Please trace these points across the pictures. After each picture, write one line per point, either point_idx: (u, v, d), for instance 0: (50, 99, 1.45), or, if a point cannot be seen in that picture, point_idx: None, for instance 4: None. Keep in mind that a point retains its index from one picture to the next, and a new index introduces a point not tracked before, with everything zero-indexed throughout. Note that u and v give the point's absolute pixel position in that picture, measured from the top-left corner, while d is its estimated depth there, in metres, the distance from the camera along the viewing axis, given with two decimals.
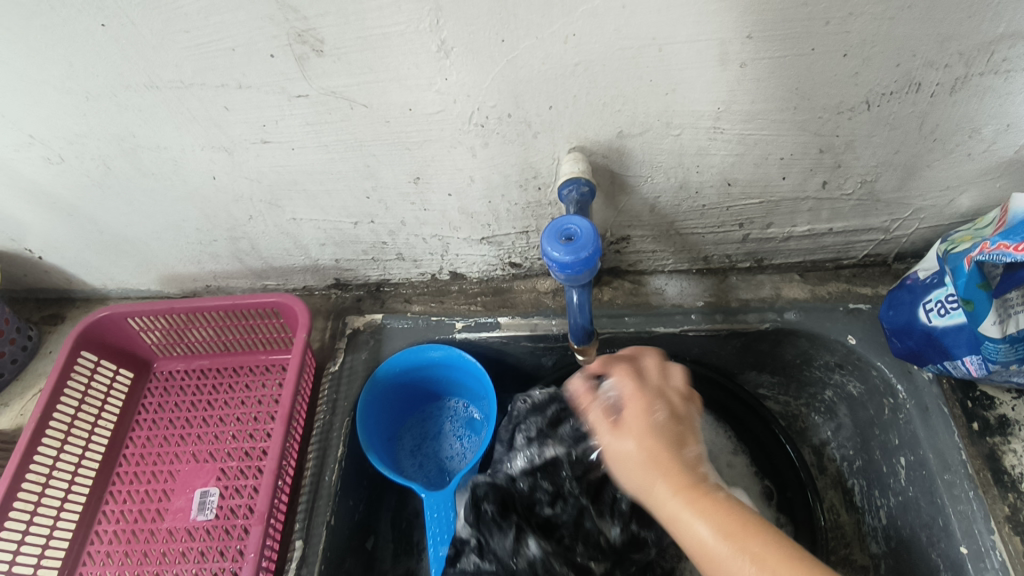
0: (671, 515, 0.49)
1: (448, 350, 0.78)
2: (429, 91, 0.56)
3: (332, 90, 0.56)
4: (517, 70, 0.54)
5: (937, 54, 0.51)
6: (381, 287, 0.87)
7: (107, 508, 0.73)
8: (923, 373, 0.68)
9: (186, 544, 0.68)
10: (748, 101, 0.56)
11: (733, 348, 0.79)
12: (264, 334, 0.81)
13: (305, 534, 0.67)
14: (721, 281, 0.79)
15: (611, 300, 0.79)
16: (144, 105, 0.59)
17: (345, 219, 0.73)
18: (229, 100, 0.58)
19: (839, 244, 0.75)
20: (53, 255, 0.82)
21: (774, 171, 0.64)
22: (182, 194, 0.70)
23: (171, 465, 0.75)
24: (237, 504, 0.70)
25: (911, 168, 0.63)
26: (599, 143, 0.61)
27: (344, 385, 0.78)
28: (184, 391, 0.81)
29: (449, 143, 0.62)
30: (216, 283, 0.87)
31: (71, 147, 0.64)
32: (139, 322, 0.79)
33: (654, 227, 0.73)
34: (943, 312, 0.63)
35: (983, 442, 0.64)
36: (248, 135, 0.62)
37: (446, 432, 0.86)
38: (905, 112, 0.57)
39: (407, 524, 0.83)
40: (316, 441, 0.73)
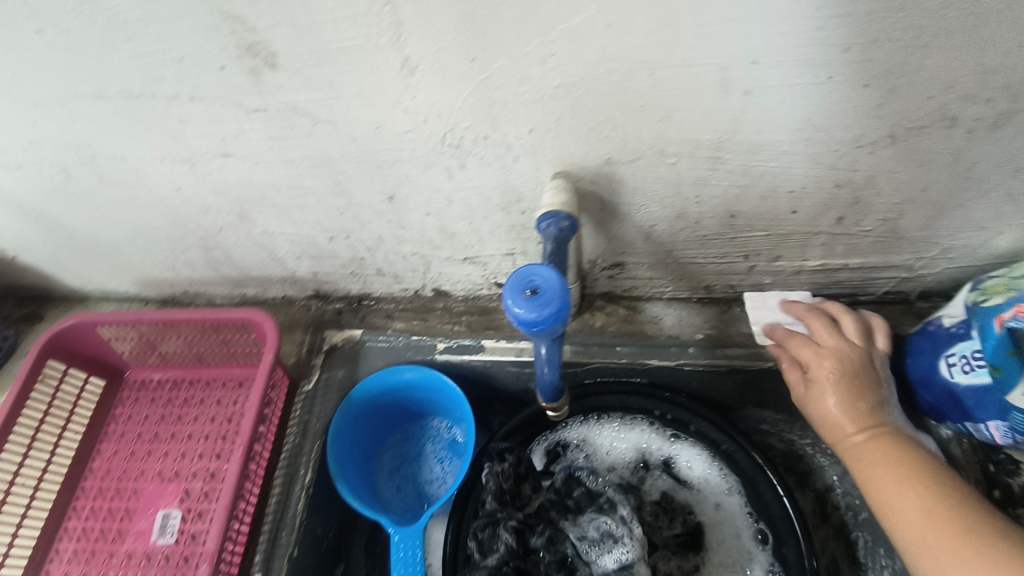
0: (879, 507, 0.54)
1: (423, 372, 0.74)
2: (397, 110, 0.51)
3: (291, 106, 0.51)
4: (491, 90, 0.48)
5: (977, 87, 0.44)
6: (362, 300, 0.82)
7: (70, 524, 0.71)
8: (941, 430, 0.62)
9: (144, 568, 0.66)
10: (754, 131, 0.49)
11: (733, 384, 0.73)
12: (237, 348, 0.77)
13: (264, 568, 0.64)
14: (724, 312, 0.73)
15: (603, 327, 0.73)
16: (97, 114, 0.55)
17: (320, 234, 0.69)
18: (183, 112, 0.53)
19: (856, 280, 0.68)
20: (28, 255, 0.80)
21: (783, 205, 0.57)
22: (148, 204, 0.66)
23: (135, 482, 0.72)
24: (198, 529, 0.67)
25: (941, 206, 0.56)
26: (586, 169, 0.55)
27: (317, 406, 0.74)
28: (156, 403, 0.78)
29: (423, 163, 0.56)
30: (194, 289, 0.84)
31: (28, 153, 0.61)
32: (109, 331, 0.75)
33: (650, 255, 0.67)
34: (967, 369, 0.56)
35: (1004, 514, 0.59)
36: (208, 147, 0.57)
37: (427, 454, 0.82)
38: (937, 148, 0.49)
39: (382, 549, 0.79)
40: (284, 466, 0.70)
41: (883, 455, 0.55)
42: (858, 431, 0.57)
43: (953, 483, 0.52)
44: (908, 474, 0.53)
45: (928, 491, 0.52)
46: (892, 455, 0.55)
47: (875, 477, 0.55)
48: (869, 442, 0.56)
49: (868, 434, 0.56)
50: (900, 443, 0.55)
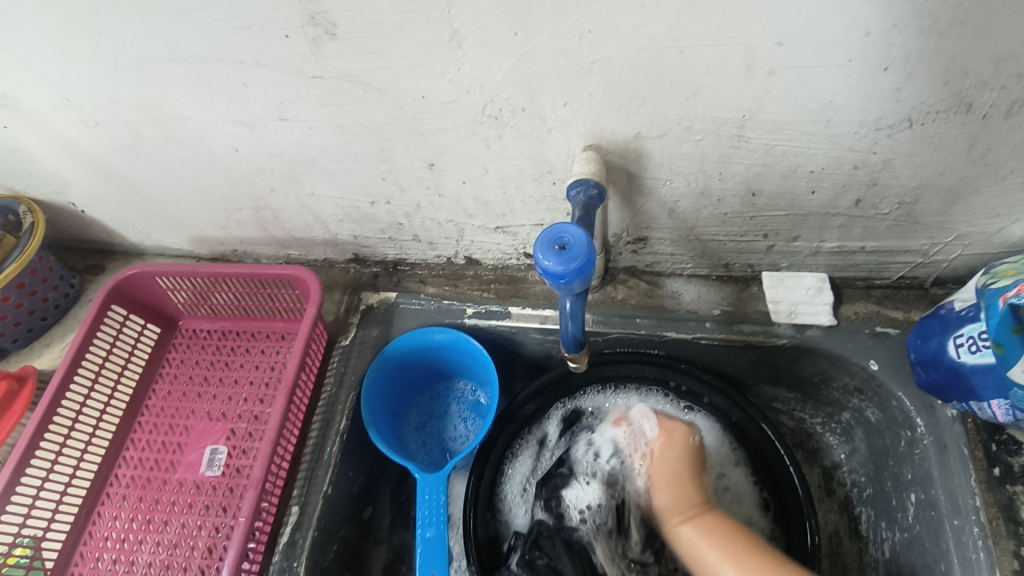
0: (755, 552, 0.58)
1: (454, 334, 0.79)
2: (442, 80, 0.55)
3: (346, 74, 0.56)
4: (530, 64, 0.52)
5: (991, 74, 0.46)
6: (398, 265, 0.87)
7: (127, 454, 0.77)
8: (946, 410, 0.65)
9: (194, 496, 0.73)
10: (776, 111, 0.52)
11: (748, 360, 0.77)
12: (281, 303, 0.82)
13: (302, 501, 0.70)
14: (742, 290, 0.75)
15: (625, 299, 0.77)
16: (169, 77, 0.60)
17: (363, 198, 0.74)
18: (248, 77, 0.58)
19: (873, 264, 0.70)
20: (94, 210, 0.86)
21: (802, 185, 0.60)
22: (208, 163, 0.72)
23: (186, 419, 0.79)
24: (242, 464, 0.74)
25: (956, 192, 0.58)
26: (615, 143, 0.58)
27: (353, 360, 0.80)
28: (205, 350, 0.85)
29: (463, 132, 0.60)
30: (242, 248, 0.90)
31: (104, 112, 0.66)
32: (167, 282, 0.82)
33: (672, 231, 0.70)
34: (974, 348, 0.59)
35: (1002, 490, 0.61)
36: (267, 111, 0.62)
37: (452, 413, 0.87)
38: (952, 133, 0.52)
39: (406, 497, 0.86)
40: (321, 413, 0.76)
41: (706, 531, 0.61)
42: (679, 516, 0.64)
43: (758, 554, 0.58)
44: (721, 542, 0.60)
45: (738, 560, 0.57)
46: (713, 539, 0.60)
47: (699, 546, 0.61)
48: (687, 530, 0.62)
49: (686, 520, 0.63)
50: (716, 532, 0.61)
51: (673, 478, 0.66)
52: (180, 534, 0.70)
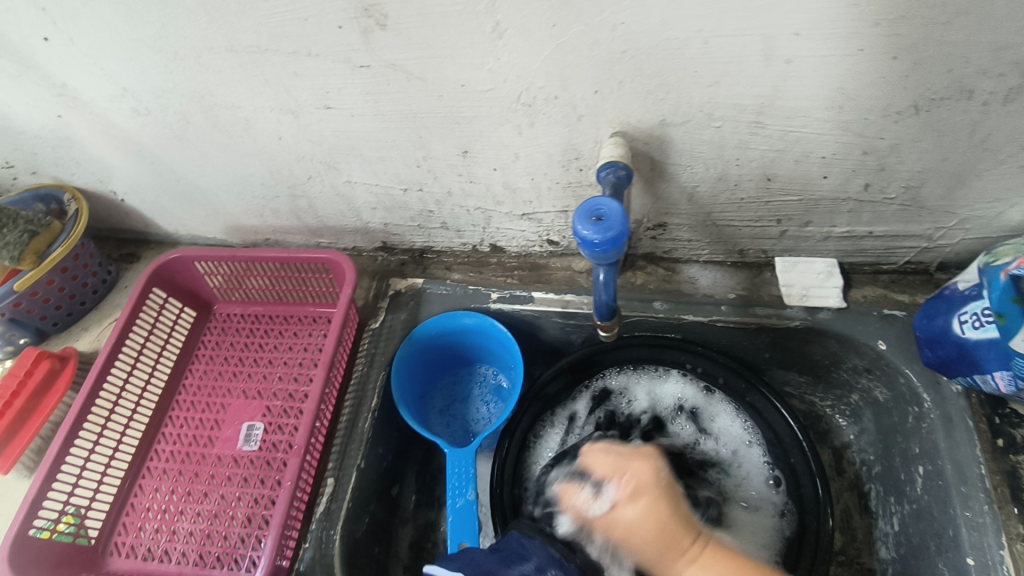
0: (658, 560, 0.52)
1: (481, 319, 0.82)
2: (482, 70, 0.59)
3: (391, 63, 0.60)
4: (566, 54, 0.56)
5: (991, 62, 0.50)
6: (425, 253, 0.91)
7: (166, 430, 0.81)
8: (952, 385, 0.68)
9: (232, 469, 0.76)
10: (792, 98, 0.56)
11: (761, 343, 0.80)
12: (314, 287, 0.86)
13: (337, 473, 0.73)
14: (755, 276, 0.79)
15: (643, 284, 0.81)
16: (224, 67, 0.64)
17: (396, 186, 0.78)
18: (299, 66, 0.62)
19: (880, 249, 0.74)
20: (134, 199, 0.90)
21: (815, 170, 0.64)
22: (250, 151, 0.76)
23: (223, 398, 0.82)
24: (279, 439, 0.77)
25: (959, 176, 0.62)
26: (641, 130, 0.63)
27: (383, 341, 0.83)
28: (239, 333, 0.88)
29: (498, 120, 0.65)
30: (274, 237, 0.94)
31: (157, 101, 0.70)
32: (205, 266, 0.86)
33: (690, 217, 0.74)
34: (977, 324, 0.62)
35: (1005, 459, 0.65)
36: (313, 100, 0.66)
37: (475, 396, 0.90)
38: (955, 119, 0.56)
39: (430, 478, 0.89)
40: (353, 390, 0.79)
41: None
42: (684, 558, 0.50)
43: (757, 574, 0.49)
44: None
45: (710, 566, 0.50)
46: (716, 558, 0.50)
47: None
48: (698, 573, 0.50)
49: (654, 503, 0.52)
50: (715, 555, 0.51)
51: (659, 526, 0.51)
52: (220, 505, 0.73)
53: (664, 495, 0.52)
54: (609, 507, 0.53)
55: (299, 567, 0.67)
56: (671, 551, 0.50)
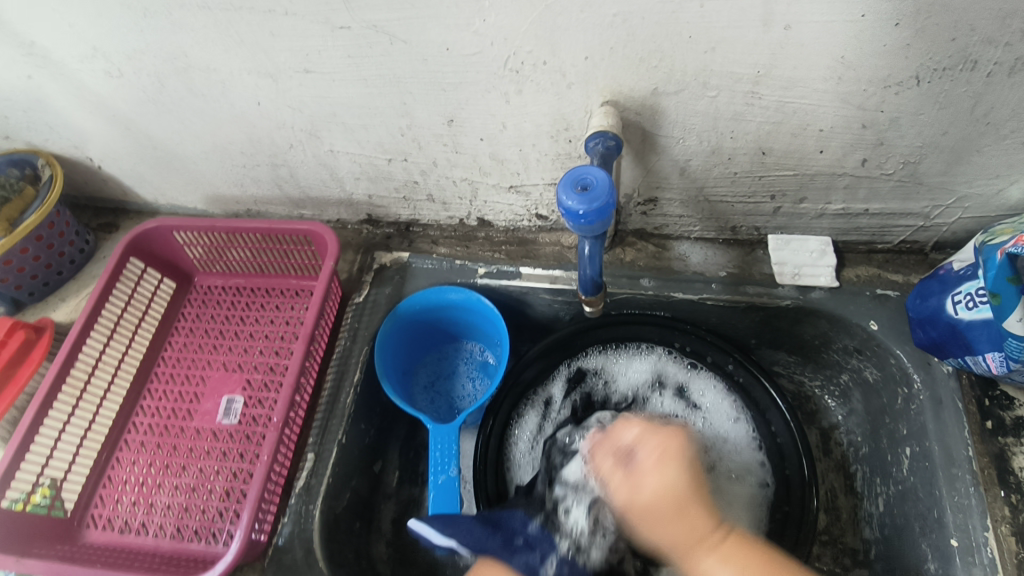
0: None
1: (467, 294, 0.80)
2: (467, 32, 0.56)
3: (373, 24, 0.57)
4: (555, 16, 0.53)
5: (997, 31, 0.48)
6: (411, 226, 0.89)
7: (144, 402, 0.79)
8: (942, 366, 0.67)
9: (211, 443, 0.74)
10: (790, 67, 0.54)
11: (751, 322, 0.79)
12: (296, 259, 0.84)
13: (317, 448, 0.72)
14: (747, 254, 0.77)
15: (633, 261, 0.79)
16: (198, 26, 0.61)
17: (380, 155, 0.75)
18: (276, 26, 0.59)
19: (875, 227, 0.73)
20: (111, 165, 0.87)
21: (812, 143, 0.62)
22: (229, 117, 0.73)
23: (203, 371, 0.80)
24: (259, 413, 0.76)
25: (959, 152, 0.60)
26: (633, 99, 0.60)
27: (366, 315, 0.81)
28: (220, 305, 0.86)
29: (484, 86, 0.62)
30: (256, 208, 0.91)
31: (130, 61, 0.67)
32: (184, 236, 0.83)
33: (683, 192, 0.72)
34: (971, 305, 0.61)
35: (994, 442, 0.64)
36: (292, 63, 0.63)
37: (460, 372, 0.89)
38: (958, 91, 0.54)
39: (414, 454, 0.88)
40: (335, 364, 0.77)
41: (738, 569, 0.49)
42: (700, 543, 0.50)
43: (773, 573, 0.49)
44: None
45: None
46: (739, 559, 0.50)
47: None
48: (716, 563, 0.50)
49: (712, 550, 0.50)
50: (735, 550, 0.50)
51: (676, 503, 0.51)
52: (198, 478, 0.72)
53: (688, 478, 0.52)
54: (634, 474, 0.54)
55: (278, 541, 0.66)
56: (693, 537, 0.50)
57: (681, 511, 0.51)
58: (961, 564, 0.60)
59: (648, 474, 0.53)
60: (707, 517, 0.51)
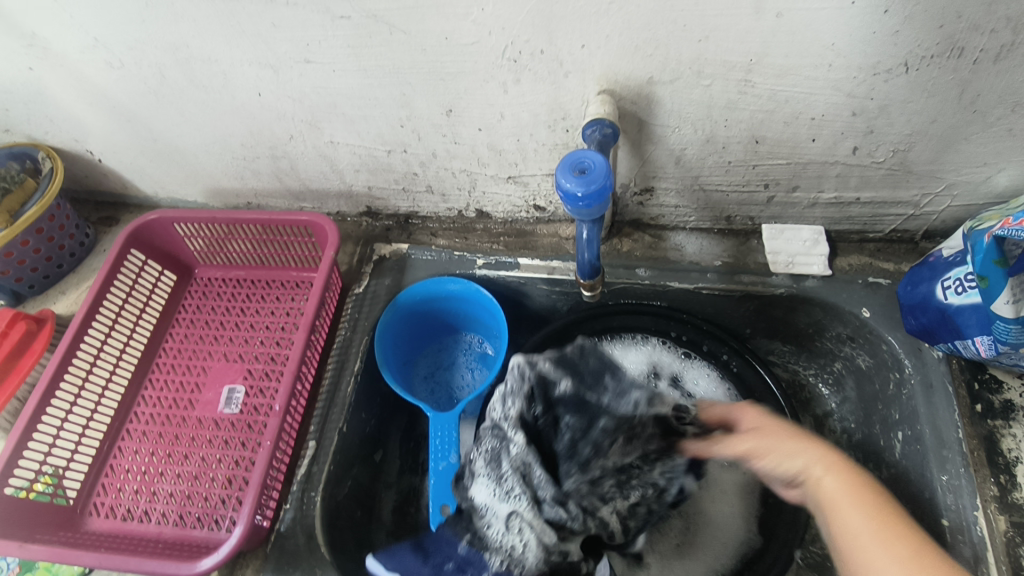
0: (844, 521, 0.48)
1: (466, 284, 0.81)
2: (466, 21, 0.57)
3: (373, 13, 0.58)
4: (552, 5, 0.54)
5: (982, 18, 0.49)
6: (410, 219, 0.90)
7: (145, 393, 0.80)
8: (933, 351, 0.69)
9: (213, 431, 0.75)
10: (781, 55, 0.55)
11: (746, 311, 0.80)
12: (296, 251, 0.85)
13: (318, 436, 0.72)
14: (741, 243, 0.79)
15: (630, 251, 0.80)
16: (199, 16, 0.62)
17: (380, 146, 0.76)
18: (277, 16, 0.60)
19: (866, 216, 0.74)
20: (110, 158, 0.88)
21: (804, 132, 0.63)
22: (230, 109, 0.74)
23: (204, 361, 0.81)
24: (260, 402, 0.76)
25: (947, 140, 0.62)
26: (629, 88, 0.61)
27: (366, 306, 0.82)
28: (220, 297, 0.87)
29: (483, 76, 0.63)
30: (256, 201, 0.92)
31: (131, 53, 0.68)
32: (184, 228, 0.84)
33: (678, 181, 0.73)
34: (960, 290, 0.62)
35: (983, 424, 0.65)
36: (293, 53, 0.64)
37: (459, 363, 0.90)
38: (945, 79, 0.55)
39: (414, 444, 0.89)
40: (336, 354, 0.78)
41: (847, 481, 0.50)
42: (806, 456, 0.53)
43: (870, 484, 0.50)
44: (856, 496, 0.49)
45: (878, 517, 0.47)
46: (848, 476, 0.50)
47: (841, 505, 0.49)
48: (827, 476, 0.51)
49: (824, 466, 0.51)
50: (849, 467, 0.51)
51: (773, 426, 0.57)
52: (200, 467, 0.72)
53: (783, 419, 0.59)
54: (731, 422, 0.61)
55: (280, 527, 0.67)
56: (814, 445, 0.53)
57: (773, 429, 0.57)
58: (953, 543, 0.61)
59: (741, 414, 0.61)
60: (822, 444, 0.53)
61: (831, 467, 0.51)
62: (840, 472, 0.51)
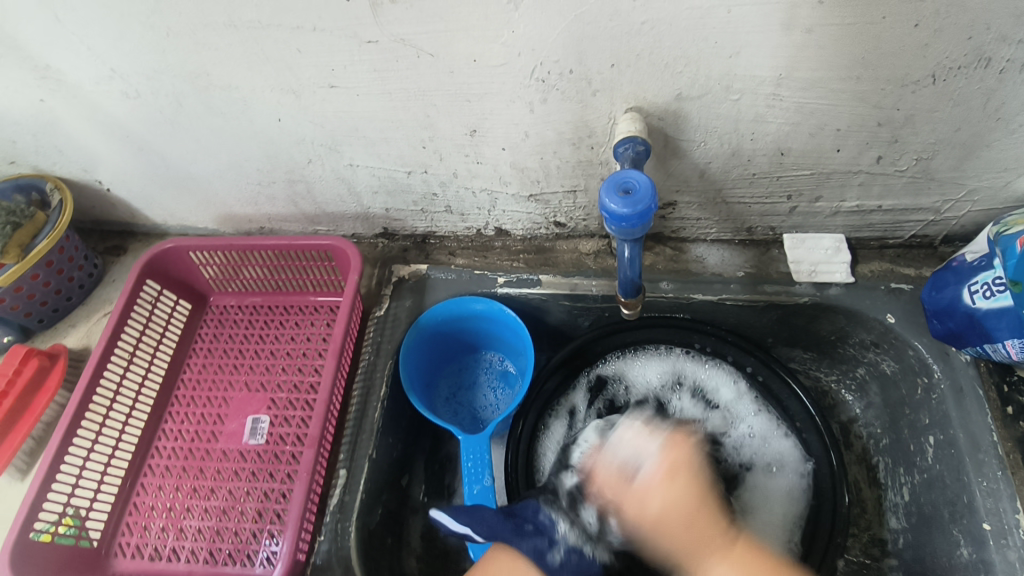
0: None
1: (490, 304, 0.81)
2: (495, 43, 0.57)
3: (401, 38, 0.58)
4: (583, 26, 0.54)
5: (1010, 29, 0.50)
6: (427, 239, 0.90)
7: (166, 426, 0.78)
8: (960, 355, 0.69)
9: (239, 464, 0.73)
10: (810, 69, 0.56)
11: (769, 320, 0.80)
12: (315, 276, 0.84)
13: (349, 464, 0.71)
14: (763, 253, 0.79)
15: (652, 265, 0.80)
16: (222, 44, 0.61)
17: (400, 168, 0.76)
18: (302, 42, 0.60)
19: (887, 223, 0.75)
20: (120, 188, 0.86)
21: (829, 143, 0.64)
22: (248, 135, 0.73)
23: (225, 392, 0.79)
24: (286, 432, 0.75)
25: (970, 147, 0.63)
26: (656, 105, 0.62)
27: (389, 329, 0.81)
28: (237, 324, 0.86)
29: (509, 96, 0.63)
30: (269, 225, 0.91)
31: (148, 82, 0.67)
32: (200, 256, 0.83)
33: (701, 194, 0.74)
34: (988, 294, 0.63)
35: (1016, 426, 0.66)
36: (317, 78, 0.64)
37: (481, 383, 0.89)
38: (971, 88, 0.56)
39: (439, 467, 0.88)
40: (361, 379, 0.77)
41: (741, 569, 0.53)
42: (709, 551, 0.54)
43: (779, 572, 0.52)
44: None
45: None
46: (739, 557, 0.54)
47: None
48: (719, 563, 0.53)
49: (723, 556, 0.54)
50: (742, 548, 0.54)
51: (686, 515, 0.55)
52: (228, 501, 0.71)
53: (694, 483, 0.57)
54: (639, 489, 0.57)
55: (316, 560, 0.66)
56: (704, 545, 0.54)
57: (692, 518, 0.55)
58: (996, 547, 0.61)
59: (653, 486, 0.57)
60: (736, 536, 0.55)
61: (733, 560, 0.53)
62: (742, 562, 0.53)
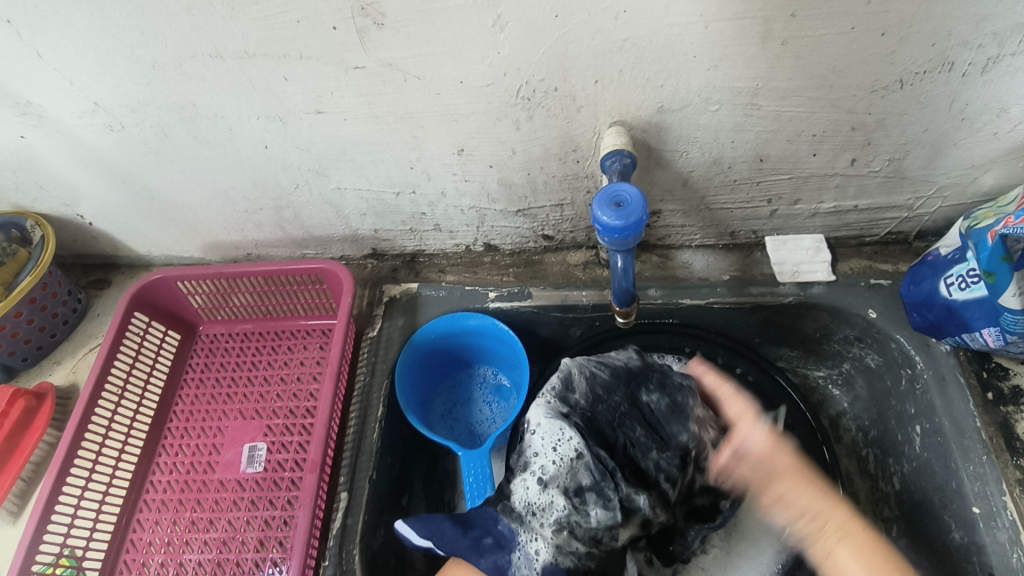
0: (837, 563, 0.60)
1: (483, 319, 0.81)
2: (481, 64, 0.58)
3: (389, 62, 0.59)
4: (567, 45, 0.56)
5: (971, 34, 0.53)
6: (416, 257, 0.90)
7: (160, 460, 0.76)
8: (941, 346, 0.72)
9: (238, 493, 0.72)
10: (786, 79, 0.58)
11: (756, 321, 0.82)
12: (306, 300, 0.84)
13: (350, 487, 0.71)
14: (746, 256, 0.81)
15: (640, 272, 0.82)
16: (208, 75, 0.61)
17: (388, 189, 0.76)
18: (289, 70, 0.60)
19: (863, 222, 0.78)
20: (103, 221, 0.85)
21: (805, 148, 0.66)
22: (234, 162, 0.73)
23: (219, 421, 0.78)
24: (284, 458, 0.74)
25: (938, 146, 0.66)
26: (639, 118, 0.63)
27: (383, 349, 0.81)
28: (229, 352, 0.85)
29: (495, 115, 0.64)
30: (256, 251, 0.90)
31: (133, 114, 0.67)
32: (188, 286, 0.82)
33: (685, 202, 0.76)
34: (964, 286, 0.66)
35: (997, 411, 0.68)
36: (304, 104, 0.64)
37: (476, 398, 0.89)
38: (937, 91, 0.59)
39: (438, 484, 0.87)
40: (358, 401, 0.77)
41: (853, 547, 0.60)
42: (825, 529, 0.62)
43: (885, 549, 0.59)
44: (865, 555, 0.59)
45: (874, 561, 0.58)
46: (854, 540, 0.60)
47: (847, 564, 0.59)
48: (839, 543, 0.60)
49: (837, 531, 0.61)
50: (851, 529, 0.61)
51: (791, 470, 0.66)
52: (228, 532, 0.70)
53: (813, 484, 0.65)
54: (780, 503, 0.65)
55: None
56: (856, 546, 0.60)
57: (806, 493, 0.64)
58: (986, 529, 0.63)
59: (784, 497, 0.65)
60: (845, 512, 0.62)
61: (836, 531, 0.61)
62: (848, 533, 0.61)
